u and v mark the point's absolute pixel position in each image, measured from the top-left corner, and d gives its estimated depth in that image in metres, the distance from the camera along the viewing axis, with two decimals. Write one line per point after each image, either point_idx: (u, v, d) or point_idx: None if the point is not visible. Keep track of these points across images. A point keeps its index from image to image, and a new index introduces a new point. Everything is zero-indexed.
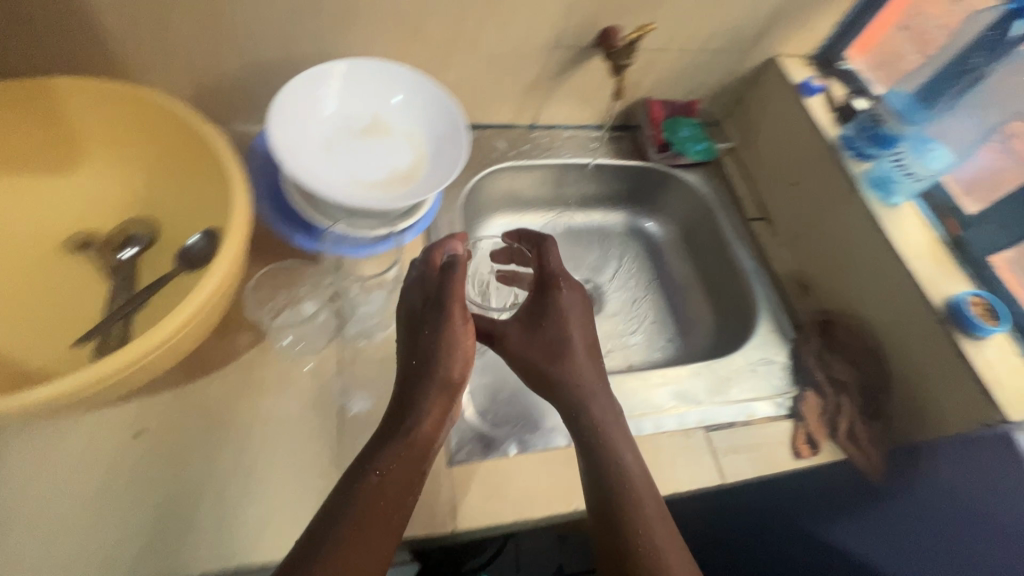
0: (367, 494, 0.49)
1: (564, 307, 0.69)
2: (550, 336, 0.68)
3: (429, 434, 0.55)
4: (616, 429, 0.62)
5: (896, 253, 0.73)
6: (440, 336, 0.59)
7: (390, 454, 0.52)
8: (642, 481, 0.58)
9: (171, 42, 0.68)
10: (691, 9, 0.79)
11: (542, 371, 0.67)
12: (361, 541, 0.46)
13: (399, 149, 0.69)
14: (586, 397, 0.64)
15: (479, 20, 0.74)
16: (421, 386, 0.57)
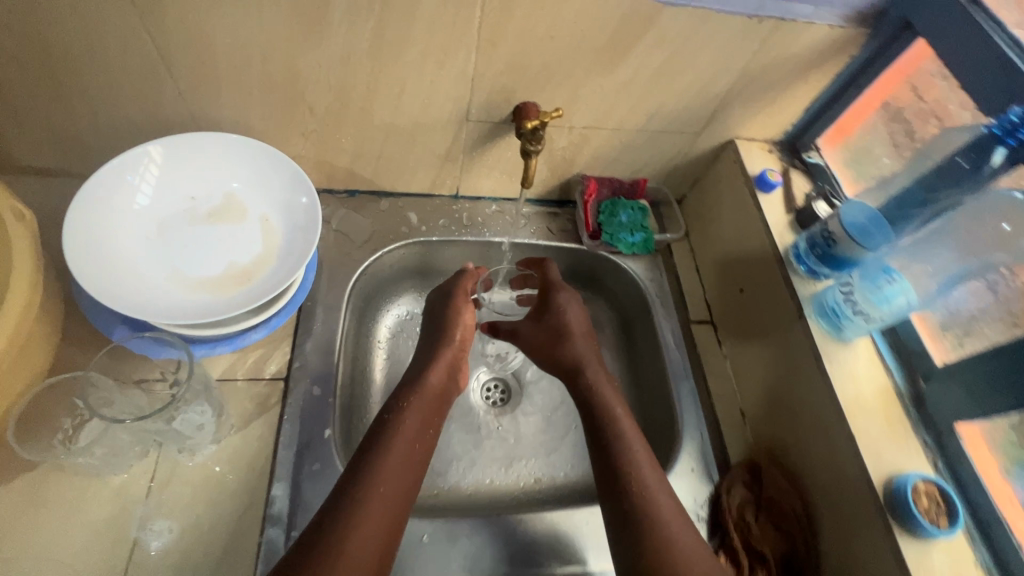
0: (392, 423, 0.62)
1: (561, 301, 0.76)
2: (550, 325, 0.75)
3: (439, 386, 0.68)
4: (609, 385, 0.69)
5: (837, 406, 0.60)
6: (451, 314, 0.74)
7: (411, 401, 0.65)
8: (629, 426, 0.64)
9: (8, 100, 0.60)
10: (624, 87, 0.68)
11: (547, 352, 0.74)
12: (391, 469, 0.58)
13: (246, 237, 0.60)
14: (583, 362, 0.71)
15: (366, 91, 0.65)
16: (438, 350, 0.71)
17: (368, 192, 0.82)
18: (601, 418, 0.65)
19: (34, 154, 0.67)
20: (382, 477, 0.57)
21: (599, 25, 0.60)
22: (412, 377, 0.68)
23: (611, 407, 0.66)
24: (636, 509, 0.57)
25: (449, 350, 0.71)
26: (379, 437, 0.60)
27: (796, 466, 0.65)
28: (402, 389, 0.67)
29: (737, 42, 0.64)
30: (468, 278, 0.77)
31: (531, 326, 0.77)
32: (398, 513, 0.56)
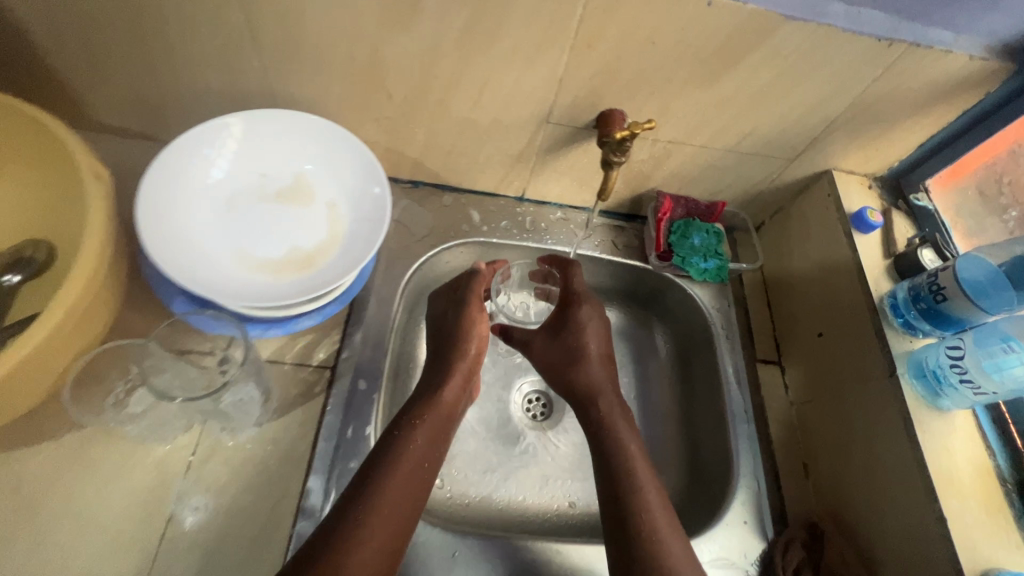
0: (399, 439, 0.56)
1: (581, 317, 0.70)
2: (568, 345, 0.69)
3: (452, 403, 0.62)
4: (621, 416, 0.64)
5: (927, 482, 0.54)
6: (463, 319, 0.67)
7: (421, 415, 0.59)
8: (641, 464, 0.60)
9: (99, 60, 0.61)
10: (720, 103, 0.63)
11: (562, 372, 0.68)
12: (396, 488, 0.52)
13: (311, 220, 0.58)
14: (599, 392, 0.66)
15: (448, 83, 0.62)
16: (450, 359, 0.65)
17: (432, 185, 0.80)
18: (611, 454, 0.61)
19: (116, 114, 0.68)
20: (386, 498, 0.51)
21: (709, 34, 0.55)
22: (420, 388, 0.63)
23: (625, 443, 0.62)
24: (644, 555, 0.53)
25: (463, 361, 0.64)
26: (385, 451, 0.55)
27: (866, 538, 0.60)
28: (411, 400, 0.61)
29: (858, 65, 0.58)
30: (481, 279, 0.70)
31: (546, 342, 0.71)
32: (398, 540, 0.51)
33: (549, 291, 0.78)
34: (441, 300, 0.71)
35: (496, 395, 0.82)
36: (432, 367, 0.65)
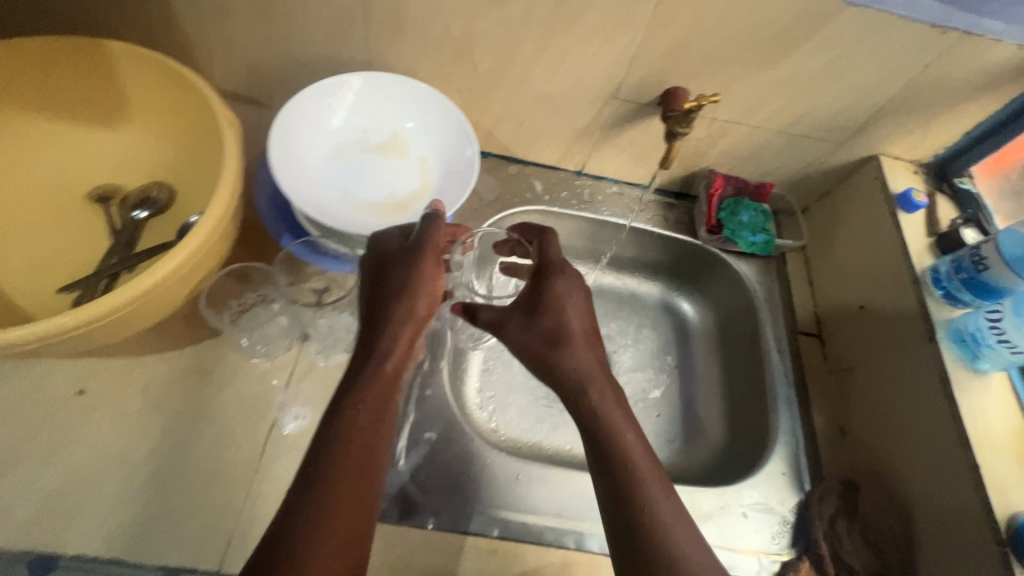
0: (343, 423, 0.47)
1: (559, 293, 0.60)
2: (546, 327, 0.59)
3: (391, 380, 0.51)
4: (616, 405, 0.56)
5: (963, 434, 0.59)
6: (410, 277, 0.54)
7: (361, 396, 0.49)
8: (641, 456, 0.53)
9: (225, 27, 0.69)
10: (778, 85, 0.69)
11: (542, 360, 0.58)
12: (347, 478, 0.45)
13: (406, 172, 0.66)
14: (587, 379, 0.57)
15: (530, 58, 0.69)
16: (384, 327, 0.52)
17: (499, 156, 0.87)
18: (606, 450, 0.53)
19: (231, 78, 0.77)
20: (337, 496, 0.44)
21: (775, 17, 0.60)
22: (359, 360, 0.51)
23: (622, 435, 0.54)
24: (653, 558, 0.47)
25: (407, 324, 0.53)
26: (330, 444, 0.46)
27: (900, 489, 0.64)
28: (349, 378, 0.50)
29: (911, 51, 0.62)
30: (440, 224, 0.57)
31: (522, 322, 0.60)
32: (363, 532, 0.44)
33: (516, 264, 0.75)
34: (385, 259, 0.56)
35: None
36: (371, 337, 0.52)
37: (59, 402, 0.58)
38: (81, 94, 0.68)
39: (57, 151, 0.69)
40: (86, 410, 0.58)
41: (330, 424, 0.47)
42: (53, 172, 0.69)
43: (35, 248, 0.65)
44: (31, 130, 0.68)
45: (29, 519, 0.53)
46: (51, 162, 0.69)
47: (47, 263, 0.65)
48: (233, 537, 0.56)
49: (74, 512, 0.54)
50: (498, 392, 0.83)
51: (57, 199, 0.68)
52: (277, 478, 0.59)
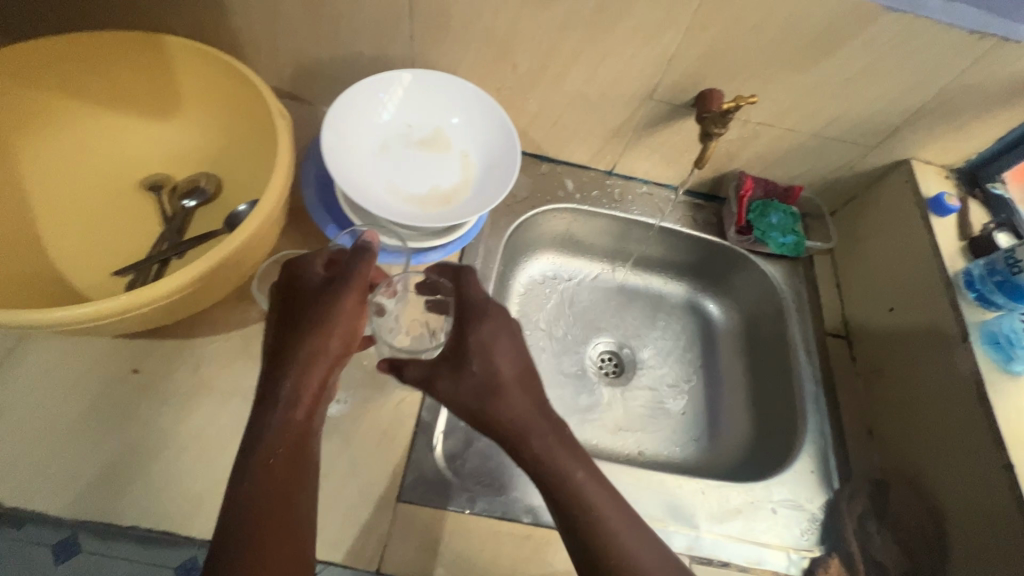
0: (262, 474, 0.48)
1: (485, 338, 0.56)
2: (475, 378, 0.54)
3: (305, 424, 0.51)
4: (558, 442, 0.52)
5: (996, 434, 0.59)
6: (323, 316, 0.54)
7: (278, 442, 0.49)
8: (594, 489, 0.51)
9: (276, 25, 0.72)
10: (814, 88, 0.70)
11: (472, 416, 0.53)
12: (275, 524, 0.47)
13: (449, 166, 0.69)
14: (527, 429, 0.52)
15: (569, 59, 0.71)
16: (296, 369, 0.52)
17: (531, 155, 0.89)
18: (558, 492, 0.51)
19: (278, 75, 0.79)
20: (263, 551, 0.45)
21: (813, 22, 0.62)
22: (270, 403, 0.51)
23: (570, 472, 0.51)
24: None
25: (320, 363, 0.52)
26: (246, 494, 0.47)
27: (930, 489, 0.65)
28: (260, 422, 0.50)
29: (948, 56, 0.63)
30: (372, 258, 0.57)
31: (451, 375, 0.55)
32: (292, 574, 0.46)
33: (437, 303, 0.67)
34: (301, 296, 0.55)
35: (574, 349, 0.88)
36: (278, 380, 0.51)
37: (115, 379, 0.61)
38: (138, 86, 0.71)
39: (112, 141, 0.72)
40: (140, 388, 0.61)
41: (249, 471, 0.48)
42: (108, 162, 0.72)
43: (91, 234, 0.68)
44: (89, 121, 0.71)
45: (86, 490, 0.56)
46: (107, 153, 0.72)
47: (103, 247, 0.67)
48: None
49: (128, 484, 0.56)
50: None
51: (112, 187, 0.71)
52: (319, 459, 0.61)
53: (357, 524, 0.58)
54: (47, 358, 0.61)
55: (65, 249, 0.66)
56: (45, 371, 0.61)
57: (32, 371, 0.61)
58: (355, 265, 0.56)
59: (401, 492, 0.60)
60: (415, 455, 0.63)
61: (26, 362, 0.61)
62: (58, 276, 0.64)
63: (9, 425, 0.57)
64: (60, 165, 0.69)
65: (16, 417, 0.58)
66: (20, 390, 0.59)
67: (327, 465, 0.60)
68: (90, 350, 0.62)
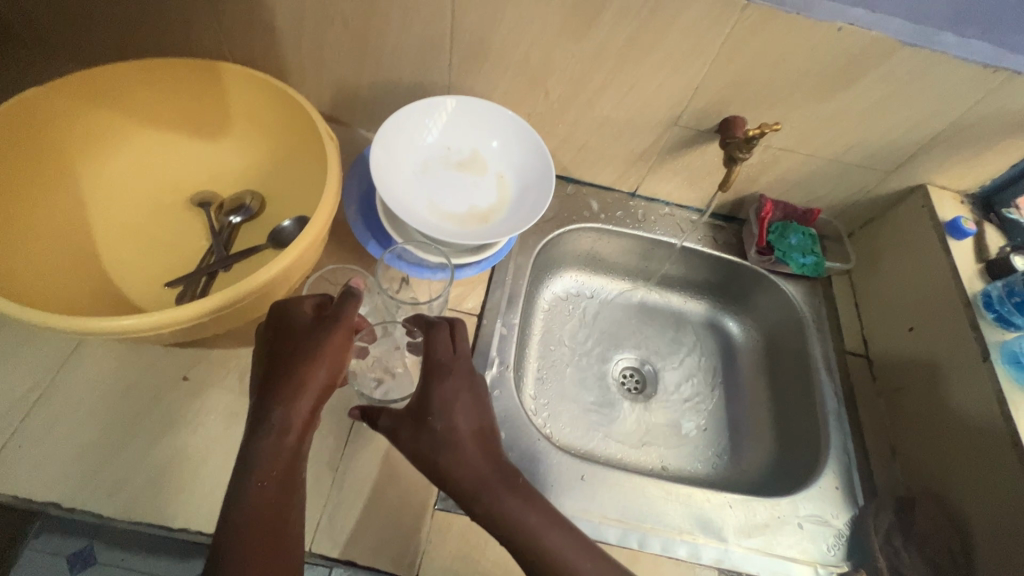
0: (251, 501, 0.50)
1: (447, 395, 0.57)
2: (436, 434, 0.55)
3: (293, 452, 0.53)
4: (513, 496, 0.54)
5: (1020, 450, 0.61)
6: (308, 351, 0.55)
7: (267, 470, 0.51)
8: (556, 535, 0.53)
9: (323, 54, 0.76)
10: (834, 116, 0.73)
11: (432, 471, 0.54)
12: (264, 546, 0.48)
13: (486, 187, 0.74)
14: (483, 483, 0.54)
15: (600, 87, 0.75)
16: (282, 400, 0.54)
17: (557, 177, 0.92)
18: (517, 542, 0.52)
19: (320, 99, 0.84)
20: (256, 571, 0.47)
21: (836, 56, 0.66)
22: (259, 433, 0.52)
23: (525, 518, 0.53)
24: None
25: (305, 394, 0.54)
26: (237, 519, 0.49)
27: (956, 506, 0.66)
28: (250, 451, 0.52)
29: (963, 87, 0.67)
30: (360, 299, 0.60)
31: (413, 430, 0.56)
32: None
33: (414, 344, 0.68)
34: (288, 331, 0.57)
35: (596, 364, 0.90)
36: (266, 411, 0.53)
37: (167, 386, 0.64)
38: (191, 109, 0.75)
39: (164, 160, 0.76)
40: (189, 395, 0.64)
41: (242, 496, 0.50)
42: (160, 179, 0.76)
43: (143, 247, 0.72)
44: (143, 140, 0.75)
45: (137, 494, 0.58)
46: (158, 171, 0.76)
47: (156, 261, 0.71)
48: (320, 520, 0.59)
49: (177, 489, 0.58)
50: (552, 399, 0.85)
51: (164, 203, 0.75)
52: (359, 467, 0.63)
53: (396, 531, 0.60)
54: (101, 365, 0.64)
55: (120, 263, 0.69)
56: (100, 376, 0.63)
57: (88, 376, 0.63)
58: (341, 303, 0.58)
59: (437, 500, 0.62)
60: None
61: (82, 368, 0.64)
62: (114, 288, 0.67)
63: (66, 428, 0.60)
64: (117, 182, 0.73)
65: (73, 420, 0.61)
66: (76, 396, 0.62)
67: (369, 473, 0.63)
68: (143, 358, 0.65)
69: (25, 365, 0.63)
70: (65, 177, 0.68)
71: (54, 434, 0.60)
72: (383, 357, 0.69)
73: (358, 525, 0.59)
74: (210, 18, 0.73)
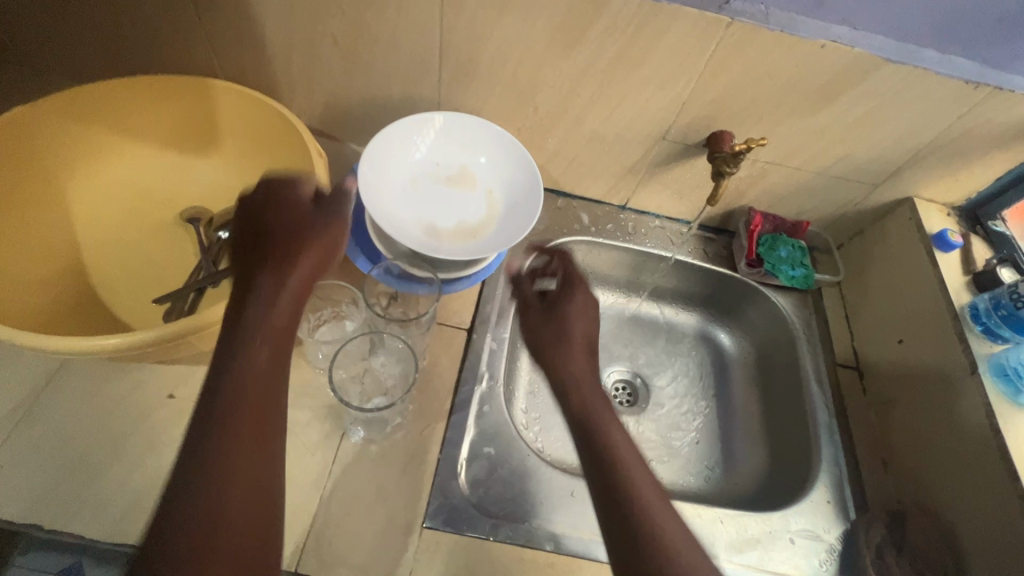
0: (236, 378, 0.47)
1: (574, 304, 0.68)
2: (559, 326, 0.66)
3: (284, 325, 0.51)
4: (604, 402, 0.61)
5: (1010, 463, 0.61)
6: (299, 237, 0.55)
7: (258, 340, 0.49)
8: (631, 451, 0.56)
9: (312, 72, 0.77)
10: (820, 131, 0.74)
11: (546, 352, 0.65)
12: (243, 432, 0.46)
13: (475, 202, 0.74)
14: (581, 382, 0.62)
15: (587, 102, 0.75)
16: (263, 297, 0.51)
17: (547, 190, 0.93)
18: (594, 433, 0.58)
19: (310, 115, 0.84)
20: (235, 461, 0.45)
21: (818, 73, 0.66)
22: (247, 308, 0.50)
23: (609, 427, 0.58)
24: (644, 545, 0.49)
25: (296, 272, 0.53)
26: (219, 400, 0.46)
27: (948, 518, 0.66)
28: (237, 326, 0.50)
29: (945, 103, 0.67)
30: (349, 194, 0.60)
31: (541, 315, 0.68)
32: (262, 488, 0.46)
33: (405, 354, 0.68)
34: (278, 222, 0.56)
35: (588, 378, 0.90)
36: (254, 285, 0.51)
37: (152, 405, 0.63)
38: (181, 124, 0.75)
39: (152, 176, 0.76)
40: (175, 414, 0.63)
41: (217, 400, 0.46)
42: (147, 195, 0.76)
43: (131, 263, 0.72)
44: (132, 157, 0.75)
45: (121, 515, 0.57)
46: (146, 187, 0.76)
47: (144, 277, 0.71)
48: (308, 539, 0.59)
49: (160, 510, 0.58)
50: (545, 412, 0.85)
51: (153, 220, 0.75)
52: (347, 485, 0.62)
53: (384, 549, 0.59)
54: (85, 384, 0.63)
55: (107, 279, 0.69)
56: (84, 396, 0.63)
57: (71, 395, 0.63)
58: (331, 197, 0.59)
59: (424, 519, 0.61)
60: (439, 483, 0.63)
61: (67, 387, 0.63)
62: (101, 305, 0.67)
63: (50, 447, 0.59)
64: (105, 198, 0.73)
65: (56, 439, 0.60)
66: (61, 416, 0.61)
67: (356, 492, 0.62)
68: (128, 376, 0.65)
69: (10, 385, 0.62)
70: (53, 194, 0.68)
71: (39, 454, 0.59)
72: (376, 371, 0.68)
73: (345, 543, 0.59)
74: (201, 38, 0.74)
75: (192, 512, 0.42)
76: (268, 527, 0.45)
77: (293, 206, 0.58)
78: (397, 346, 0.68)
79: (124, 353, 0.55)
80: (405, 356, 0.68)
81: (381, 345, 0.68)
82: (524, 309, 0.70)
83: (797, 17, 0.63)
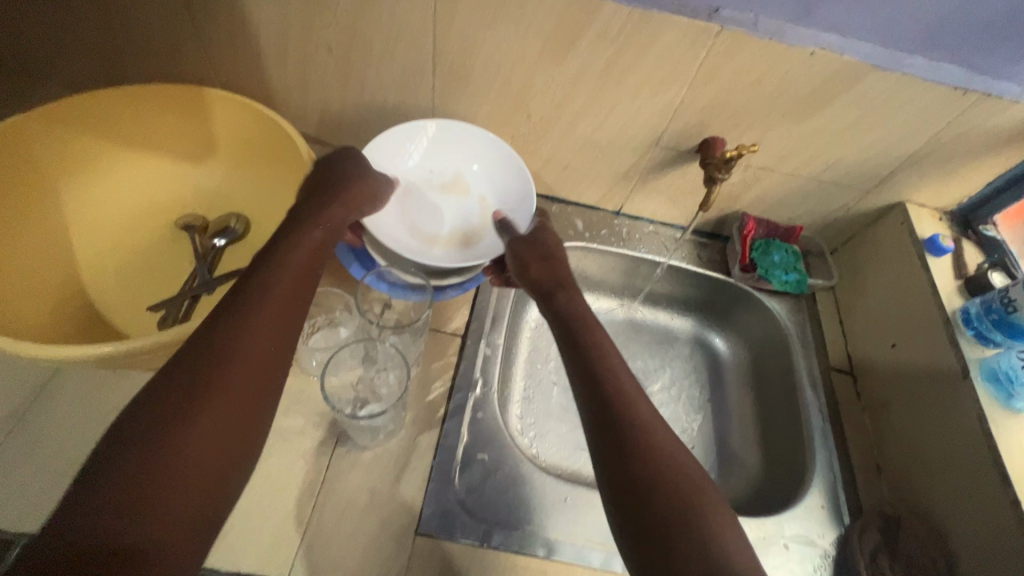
0: (241, 311, 0.50)
1: (553, 237, 0.71)
2: (542, 254, 0.68)
3: (297, 280, 0.55)
4: (588, 319, 0.62)
5: (1002, 468, 0.61)
6: (318, 212, 0.62)
7: (271, 283, 0.53)
8: (615, 361, 0.58)
9: (308, 81, 0.77)
10: (811, 137, 0.74)
11: (529, 276, 0.67)
12: (239, 358, 0.48)
13: (469, 208, 0.78)
14: (567, 303, 0.64)
15: (580, 108, 0.76)
16: (278, 266, 0.54)
17: (542, 196, 0.93)
18: (578, 349, 0.59)
19: (306, 123, 0.85)
20: (226, 381, 0.46)
21: (808, 80, 0.67)
22: (265, 260, 0.55)
23: (592, 343, 0.59)
24: (634, 440, 0.51)
25: (310, 239, 0.59)
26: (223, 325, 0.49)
27: (941, 521, 0.66)
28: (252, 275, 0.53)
29: (935, 108, 0.68)
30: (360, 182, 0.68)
31: (525, 243, 0.70)
32: (244, 420, 0.47)
33: (400, 359, 0.68)
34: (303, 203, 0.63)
35: None
36: (274, 244, 0.57)
37: None
38: (176, 132, 0.75)
39: (148, 184, 0.77)
40: None
41: (210, 345, 0.47)
42: (144, 203, 0.76)
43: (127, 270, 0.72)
44: (128, 165, 0.75)
45: None
46: (142, 195, 0.76)
47: (139, 284, 0.71)
48: (300, 546, 0.59)
49: None
50: (540, 417, 0.85)
51: (149, 228, 0.76)
52: (340, 491, 0.62)
53: (377, 556, 0.59)
54: (79, 392, 0.64)
55: (103, 287, 0.70)
56: (77, 403, 0.63)
57: (65, 403, 0.63)
58: (348, 175, 0.67)
59: (417, 526, 0.61)
60: (432, 489, 0.63)
61: (61, 395, 0.63)
62: (96, 313, 0.68)
63: (43, 454, 0.60)
64: (101, 207, 0.73)
65: (50, 446, 0.60)
66: (53, 423, 0.62)
67: (349, 498, 0.62)
68: (122, 383, 0.65)
69: (2, 393, 0.63)
70: (48, 201, 0.68)
71: (32, 461, 0.59)
72: (371, 375, 0.68)
73: (337, 550, 0.59)
74: (198, 48, 0.74)
75: (163, 429, 0.43)
76: (220, 482, 0.44)
77: (327, 197, 0.64)
78: (391, 351, 0.68)
79: (119, 361, 0.55)
80: (399, 361, 0.68)
81: (376, 351, 0.68)
82: (521, 270, 0.67)
83: (787, 25, 0.63)
